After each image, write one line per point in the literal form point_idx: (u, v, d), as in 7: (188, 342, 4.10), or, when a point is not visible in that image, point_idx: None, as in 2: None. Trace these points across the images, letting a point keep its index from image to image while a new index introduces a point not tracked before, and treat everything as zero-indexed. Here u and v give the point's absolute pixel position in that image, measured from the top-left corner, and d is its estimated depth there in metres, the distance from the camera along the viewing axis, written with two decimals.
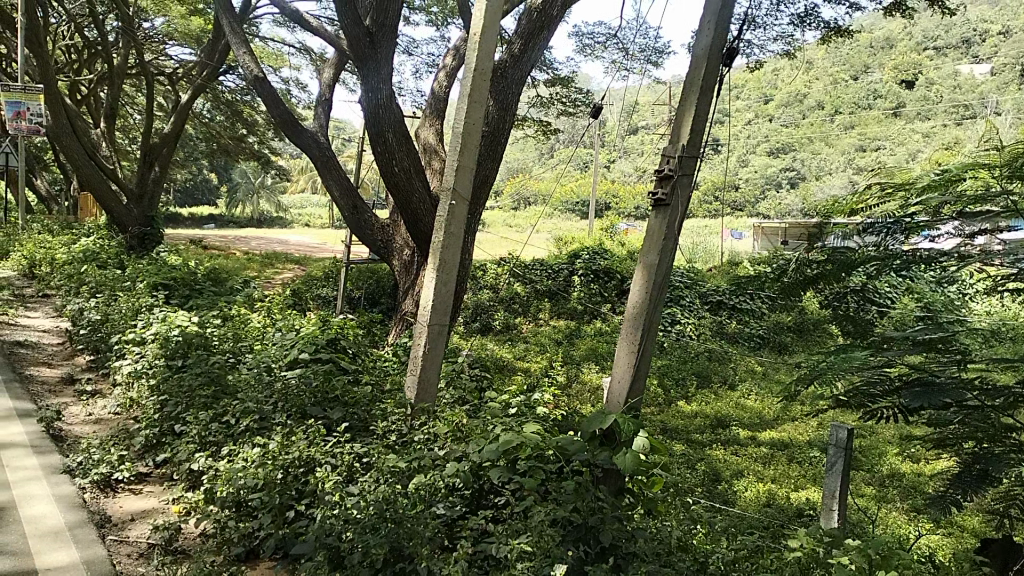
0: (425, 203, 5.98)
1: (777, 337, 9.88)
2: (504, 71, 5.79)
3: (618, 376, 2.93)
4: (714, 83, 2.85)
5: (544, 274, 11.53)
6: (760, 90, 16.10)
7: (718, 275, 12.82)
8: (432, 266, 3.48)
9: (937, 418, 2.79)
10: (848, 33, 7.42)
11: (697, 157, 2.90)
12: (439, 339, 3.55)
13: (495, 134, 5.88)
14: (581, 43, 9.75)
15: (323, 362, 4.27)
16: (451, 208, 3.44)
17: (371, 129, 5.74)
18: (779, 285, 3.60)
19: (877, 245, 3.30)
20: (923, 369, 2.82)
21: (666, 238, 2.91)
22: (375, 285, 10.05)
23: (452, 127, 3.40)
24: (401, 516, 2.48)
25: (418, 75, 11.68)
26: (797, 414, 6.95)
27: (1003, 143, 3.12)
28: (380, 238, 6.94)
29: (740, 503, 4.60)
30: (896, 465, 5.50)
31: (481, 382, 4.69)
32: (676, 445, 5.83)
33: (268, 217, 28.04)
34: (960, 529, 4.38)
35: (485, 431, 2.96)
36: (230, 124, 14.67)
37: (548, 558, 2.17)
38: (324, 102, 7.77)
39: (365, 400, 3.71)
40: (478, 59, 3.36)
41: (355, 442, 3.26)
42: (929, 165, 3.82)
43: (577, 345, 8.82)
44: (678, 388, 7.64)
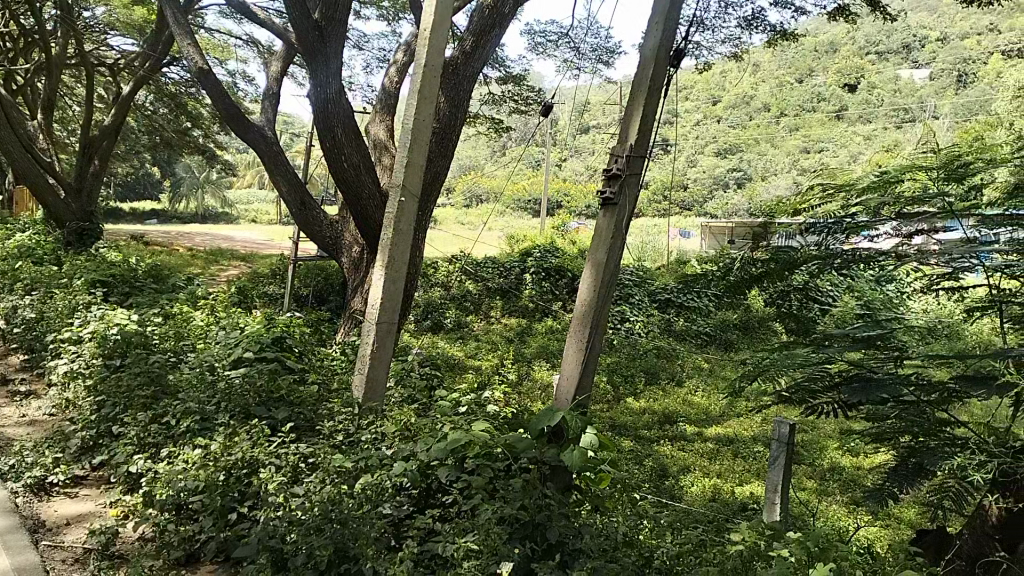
0: (375, 199, 5.91)
1: (723, 335, 10.10)
2: (456, 68, 5.77)
3: (567, 374, 2.93)
4: (662, 83, 2.88)
5: (495, 272, 11.53)
6: (709, 92, 16.36)
7: (666, 273, 12.98)
8: (380, 264, 3.44)
9: (875, 413, 2.89)
10: (794, 37, 7.56)
11: (645, 157, 2.93)
12: (388, 337, 3.52)
13: (447, 131, 5.82)
14: (533, 41, 9.76)
15: (268, 361, 4.20)
16: (400, 204, 3.41)
17: (319, 124, 5.66)
18: (725, 283, 3.69)
19: (819, 244, 3.40)
20: (863, 365, 2.91)
21: (615, 236, 2.92)
22: (323, 282, 9.92)
23: (402, 124, 3.37)
24: (347, 516, 2.44)
25: (368, 70, 11.57)
26: (742, 409, 7.10)
27: (939, 146, 3.24)
28: (329, 235, 6.85)
29: (687, 499, 4.66)
30: (837, 459, 5.65)
31: (432, 380, 4.68)
32: (625, 441, 5.88)
33: (213, 214, 27.38)
34: (898, 521, 4.52)
35: (435, 430, 2.94)
36: (173, 117, 14.30)
37: (495, 556, 2.16)
38: (272, 96, 7.64)
39: (312, 400, 3.66)
40: (428, 56, 3.33)
41: (301, 442, 3.20)
42: (870, 167, 3.92)
43: (528, 343, 8.86)
44: (628, 384, 7.71)
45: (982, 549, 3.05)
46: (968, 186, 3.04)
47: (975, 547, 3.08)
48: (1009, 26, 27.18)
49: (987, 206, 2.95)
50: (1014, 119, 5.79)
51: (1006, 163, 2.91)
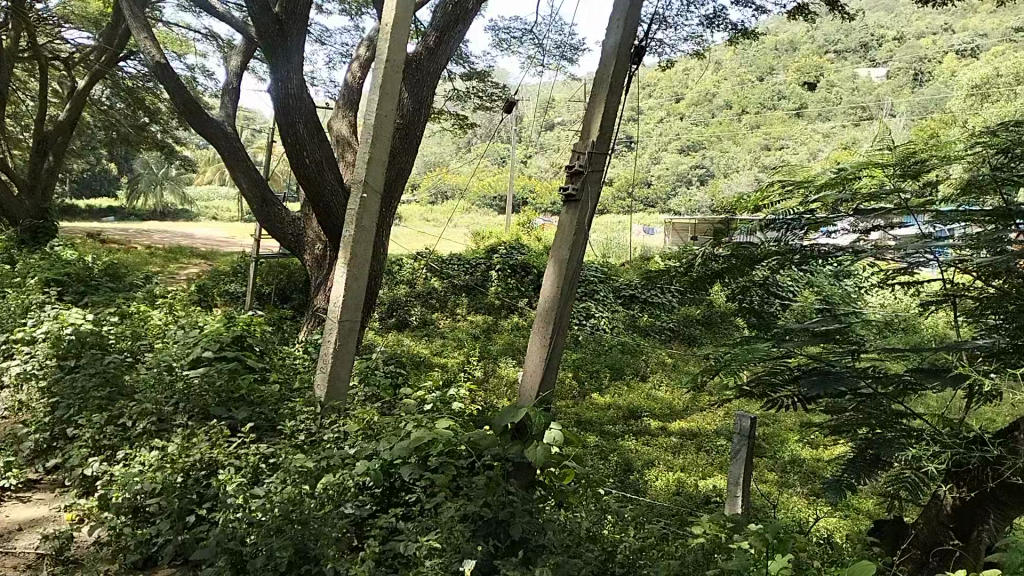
0: (338, 195, 5.85)
1: (686, 330, 10.20)
2: (419, 64, 5.74)
3: (531, 371, 2.92)
4: (623, 80, 2.88)
5: (461, 269, 11.51)
6: (673, 89, 16.52)
7: (630, 269, 13.07)
8: (342, 261, 3.40)
9: (834, 406, 2.94)
10: (755, 35, 7.65)
11: (607, 153, 2.94)
12: (351, 335, 3.48)
13: (411, 127, 5.78)
14: (497, 37, 9.73)
15: (228, 361, 4.14)
16: (362, 201, 3.38)
17: (280, 119, 5.57)
18: (687, 279, 3.72)
19: (779, 240, 3.45)
20: (822, 359, 2.96)
21: (578, 232, 2.93)
22: (286, 280, 9.79)
23: (364, 119, 3.33)
24: (308, 517, 2.41)
25: (331, 65, 11.45)
26: (705, 403, 7.18)
27: (895, 143, 3.31)
28: (291, 232, 6.76)
29: (651, 493, 4.70)
30: (797, 452, 5.74)
31: (396, 378, 4.66)
32: (590, 436, 5.89)
33: (172, 211, 26.86)
34: (856, 511, 4.61)
35: (398, 428, 2.91)
36: (130, 112, 14.01)
37: (458, 554, 2.15)
38: (232, 91, 7.52)
39: (273, 400, 3.65)
40: (390, 51, 3.30)
41: (261, 443, 3.17)
42: (829, 164, 3.97)
43: (495, 340, 8.86)
44: (593, 380, 7.74)
45: (938, 537, 3.12)
46: (923, 182, 3.11)
47: (931, 536, 3.14)
48: (961, 27, 27.90)
49: (941, 202, 3.02)
50: (967, 119, 5.93)
51: (959, 160, 2.98)
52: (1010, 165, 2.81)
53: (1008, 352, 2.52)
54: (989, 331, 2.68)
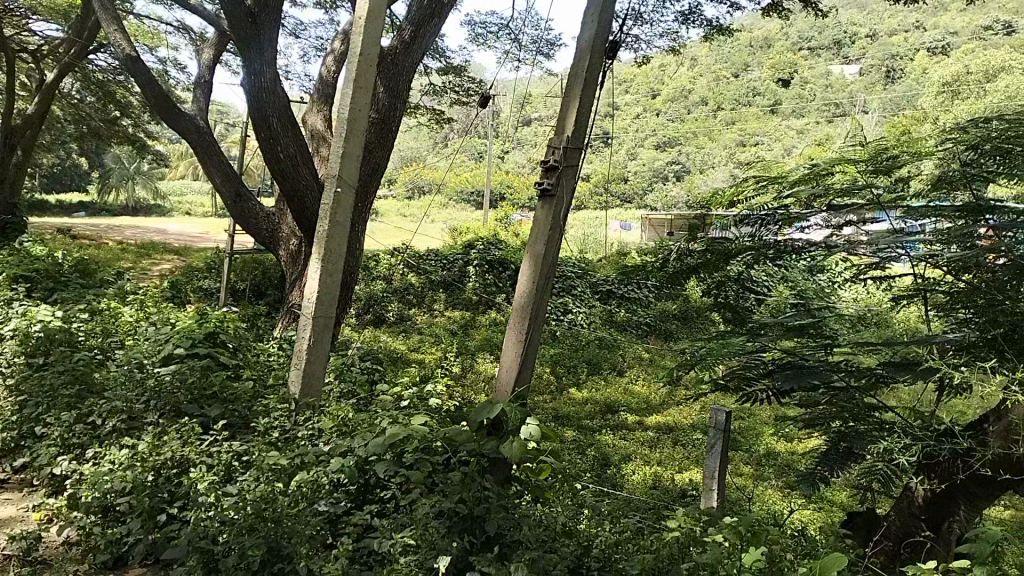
0: (313, 190, 5.79)
1: (662, 325, 10.26)
2: (394, 58, 5.70)
3: (506, 366, 2.90)
4: (598, 75, 2.88)
5: (438, 264, 11.47)
6: (649, 85, 16.59)
7: (608, 265, 13.09)
8: (316, 257, 3.36)
9: (808, 399, 2.97)
10: (730, 32, 7.68)
11: (582, 148, 2.93)
12: (326, 331, 3.45)
13: (386, 122, 5.75)
14: (473, 32, 9.69)
15: (201, 358, 4.09)
16: (336, 196, 3.34)
17: (254, 113, 5.50)
18: (663, 274, 3.74)
19: (753, 235, 3.50)
20: (795, 353, 3.00)
21: (553, 228, 2.92)
22: (261, 275, 9.69)
23: (338, 113, 3.30)
24: (281, 514, 2.38)
25: (306, 59, 11.34)
26: (681, 398, 7.23)
27: (866, 139, 3.34)
28: (265, 227, 6.69)
29: (628, 487, 4.72)
30: (772, 445, 5.80)
31: (372, 375, 4.63)
32: (567, 431, 5.89)
33: (144, 206, 26.43)
34: (830, 503, 4.67)
35: (373, 425, 2.89)
36: (100, 105, 13.76)
37: (432, 551, 2.13)
38: (204, 84, 7.42)
39: (247, 397, 3.62)
40: (364, 45, 3.27)
41: (234, 440, 3.13)
42: (804, 160, 4.00)
43: (472, 336, 8.85)
44: (571, 375, 7.75)
45: (909, 529, 3.16)
46: (895, 178, 3.14)
47: (902, 527, 3.18)
48: (933, 25, 28.28)
49: (912, 198, 3.05)
50: (937, 116, 6.00)
51: (930, 156, 3.01)
52: (980, 161, 2.84)
53: (977, 345, 2.57)
54: (960, 324, 2.72)
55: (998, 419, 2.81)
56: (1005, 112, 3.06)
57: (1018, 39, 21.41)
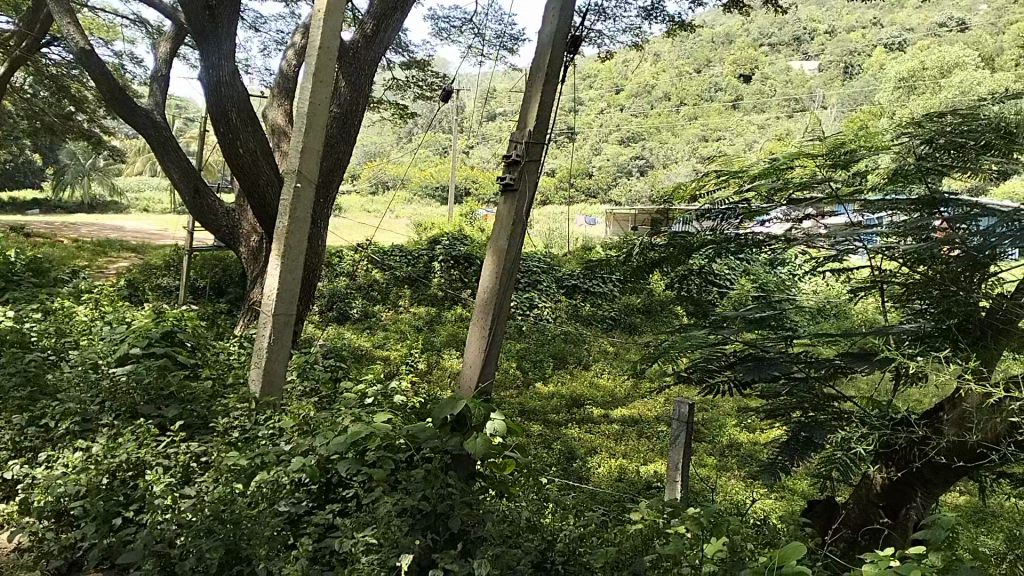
0: (273, 185, 5.70)
1: (626, 318, 10.32)
2: (356, 52, 5.64)
3: (469, 362, 2.87)
4: (559, 70, 2.87)
5: (403, 259, 11.40)
6: (612, 80, 16.70)
7: (573, 259, 13.13)
8: (276, 253, 3.30)
9: (768, 391, 3.01)
10: (692, 28, 7.73)
11: (544, 143, 2.91)
12: (286, 328, 3.40)
13: (348, 117, 5.67)
14: (436, 26, 9.62)
15: (157, 358, 3.99)
16: (296, 191, 3.28)
17: (211, 107, 5.39)
18: (627, 268, 3.77)
19: (714, 229, 3.54)
20: (756, 345, 3.04)
21: (515, 222, 2.90)
22: (222, 273, 9.53)
23: (297, 107, 3.24)
24: (239, 516, 2.34)
25: (266, 53, 11.16)
26: (645, 390, 7.28)
27: (825, 134, 3.38)
28: (225, 223, 6.57)
29: (594, 480, 4.75)
30: (734, 436, 5.88)
31: (336, 372, 4.58)
32: (534, 425, 5.89)
33: (101, 203, 25.78)
34: (791, 492, 4.75)
35: (335, 423, 2.85)
36: (54, 100, 13.38)
37: (395, 549, 2.10)
38: (161, 78, 7.26)
39: (205, 397, 3.55)
40: (323, 37, 3.21)
41: (193, 441, 3.07)
42: (764, 154, 4.04)
43: (438, 332, 8.82)
44: (537, 369, 7.75)
45: (867, 516, 3.20)
46: (853, 171, 3.18)
47: (861, 514, 3.22)
48: (889, 23, 28.85)
49: (870, 191, 3.09)
50: (893, 111, 6.12)
51: (887, 151, 3.05)
52: (934, 155, 2.88)
53: (934, 335, 2.62)
54: (914, 315, 2.77)
55: (953, 407, 2.86)
56: (959, 106, 3.12)
57: (970, 35, 22.01)
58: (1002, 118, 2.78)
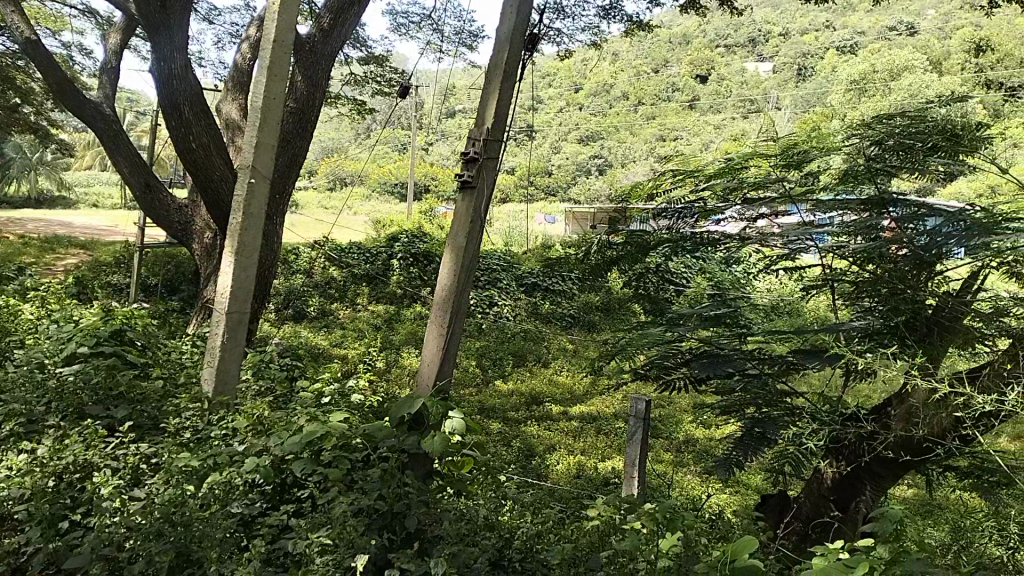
0: (227, 181, 5.60)
1: (585, 317, 10.39)
2: (312, 47, 5.58)
3: (427, 361, 2.85)
4: (516, 68, 2.87)
5: (361, 257, 11.30)
6: (571, 79, 16.78)
7: (533, 257, 13.16)
8: (230, 250, 3.24)
9: (722, 387, 3.06)
10: (649, 28, 7.80)
11: (502, 140, 2.91)
12: (239, 326, 3.35)
13: (305, 111, 5.61)
14: (395, 22, 9.55)
15: (106, 357, 3.88)
16: (250, 187, 3.22)
17: (163, 101, 5.27)
18: (586, 266, 3.79)
19: (671, 228, 3.57)
20: (712, 342, 3.08)
21: (473, 220, 2.90)
22: (174, 270, 9.32)
23: (251, 101, 3.18)
24: (190, 518, 2.28)
25: (221, 46, 10.94)
26: (604, 388, 7.34)
27: (778, 135, 3.44)
28: (177, 219, 6.44)
29: (553, 476, 4.76)
30: (691, 431, 5.95)
31: (292, 371, 4.52)
32: (492, 423, 5.88)
33: (47, 199, 24.99)
34: (745, 487, 4.84)
35: (289, 423, 2.81)
36: None
37: (350, 550, 2.08)
38: (110, 71, 7.08)
39: (156, 397, 3.47)
40: (278, 30, 3.16)
41: (142, 442, 3.00)
42: (719, 154, 4.09)
43: (397, 330, 8.76)
44: (496, 367, 7.75)
45: (819, 510, 3.27)
46: (806, 171, 3.24)
47: (812, 508, 3.29)
48: (841, 28, 29.56)
49: (822, 191, 3.15)
50: (845, 113, 6.27)
51: (838, 152, 3.12)
52: (884, 156, 2.95)
53: (881, 332, 2.68)
54: (863, 312, 2.84)
55: (901, 403, 2.94)
56: (908, 108, 3.20)
57: (917, 40, 22.63)
58: (949, 120, 2.86)
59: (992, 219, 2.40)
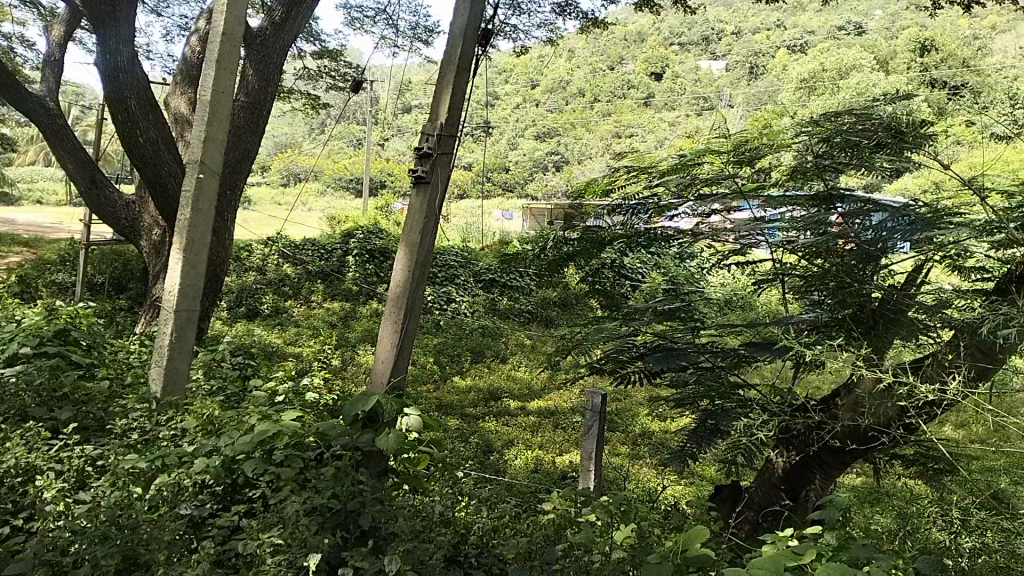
0: (176, 176, 5.48)
1: (542, 313, 10.42)
2: (263, 39, 5.48)
3: (381, 358, 2.83)
4: (470, 63, 2.86)
5: (316, 254, 11.17)
6: (528, 75, 16.79)
7: (490, 253, 13.14)
8: (178, 247, 3.17)
9: (676, 381, 3.10)
10: (604, 25, 7.84)
11: (456, 135, 2.90)
12: (188, 325, 3.28)
13: (256, 105, 5.51)
14: (349, 16, 9.44)
15: (48, 357, 3.76)
16: (198, 183, 3.16)
17: (110, 95, 5.13)
18: (542, 261, 3.80)
19: (625, 224, 3.60)
20: (666, 336, 3.12)
21: (428, 216, 2.88)
22: (122, 268, 9.09)
23: (199, 95, 3.11)
24: (137, 521, 2.22)
25: (169, 39, 10.68)
26: (561, 382, 7.37)
27: (731, 131, 3.49)
28: (124, 216, 6.28)
29: (511, 472, 4.78)
30: (646, 425, 6.02)
31: (245, 369, 4.45)
32: (450, 420, 5.87)
33: None
34: (699, 478, 4.91)
35: (240, 423, 2.76)
36: None
37: (304, 549, 2.04)
38: (54, 64, 6.86)
39: (102, 398, 3.38)
40: (227, 22, 3.10)
41: (88, 444, 2.92)
42: (673, 151, 4.13)
43: (353, 327, 8.68)
44: (454, 364, 7.72)
45: (770, 498, 3.30)
46: (756, 168, 3.30)
47: (764, 497, 3.33)
48: (792, 27, 30.08)
49: (772, 187, 3.21)
50: (796, 110, 6.38)
51: (787, 149, 3.18)
52: (832, 153, 3.01)
53: (830, 325, 2.77)
54: (813, 305, 2.90)
55: (847, 394, 3.00)
56: (855, 106, 3.27)
57: (865, 40, 23.16)
58: (895, 118, 2.93)
59: (935, 214, 2.49)
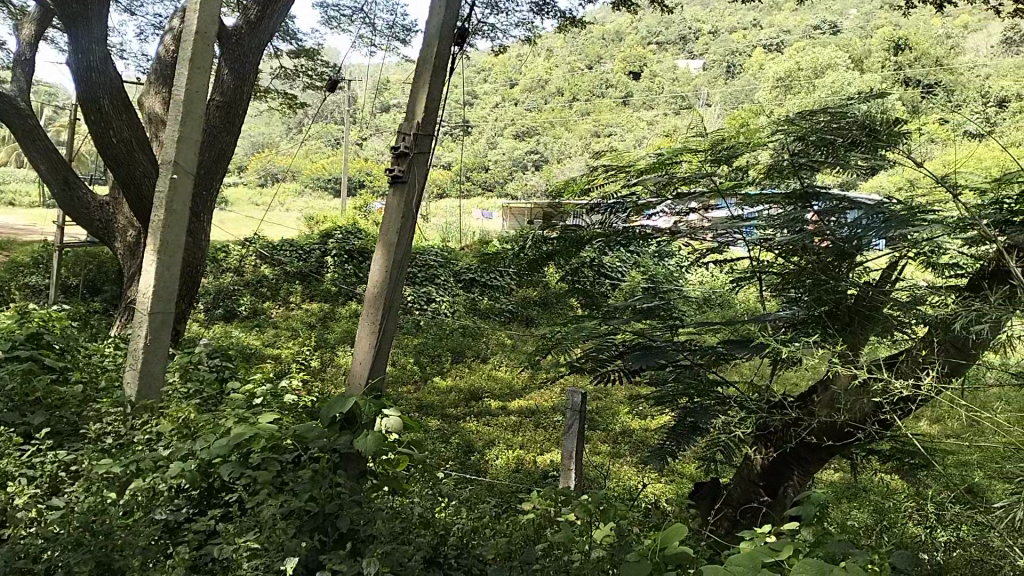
0: (151, 177, 5.42)
1: (522, 312, 10.41)
2: (239, 38, 5.43)
3: (359, 359, 2.81)
4: (446, 63, 2.85)
5: (294, 255, 11.09)
6: (507, 75, 16.78)
7: (470, 253, 13.12)
8: (152, 249, 3.13)
9: (655, 379, 3.11)
10: (582, 24, 7.85)
11: (433, 135, 2.89)
12: (163, 328, 3.24)
13: (232, 105, 5.46)
14: (326, 15, 9.38)
15: (20, 361, 3.70)
16: (172, 183, 3.12)
17: (82, 95, 5.06)
18: (521, 261, 3.80)
19: (603, 223, 3.60)
20: (646, 335, 3.13)
21: (405, 215, 2.86)
22: (97, 270, 8.97)
23: (172, 94, 3.07)
24: (111, 526, 2.18)
25: (144, 37, 10.55)
26: (542, 382, 7.37)
27: (708, 130, 3.51)
28: (98, 217, 6.20)
29: (492, 472, 4.77)
30: (627, 423, 6.03)
31: (222, 372, 4.40)
32: (431, 421, 5.85)
33: None
34: (679, 476, 4.93)
35: (216, 425, 2.73)
36: None
37: (280, 553, 2.03)
38: (25, 63, 6.75)
39: (75, 402, 3.32)
40: (200, 21, 3.06)
41: (61, 449, 2.87)
42: (651, 150, 4.14)
43: (332, 328, 8.63)
44: (434, 364, 7.70)
45: (748, 495, 3.33)
46: (733, 167, 3.32)
47: (742, 494, 3.35)
48: (769, 26, 30.31)
49: (748, 186, 3.23)
50: (772, 109, 6.42)
51: (763, 147, 3.20)
52: (807, 152, 3.03)
53: (806, 322, 2.78)
54: (789, 303, 2.91)
55: (824, 390, 3.03)
56: (830, 105, 3.30)
57: (841, 39, 23.38)
58: (870, 117, 2.95)
59: (909, 212, 2.52)
